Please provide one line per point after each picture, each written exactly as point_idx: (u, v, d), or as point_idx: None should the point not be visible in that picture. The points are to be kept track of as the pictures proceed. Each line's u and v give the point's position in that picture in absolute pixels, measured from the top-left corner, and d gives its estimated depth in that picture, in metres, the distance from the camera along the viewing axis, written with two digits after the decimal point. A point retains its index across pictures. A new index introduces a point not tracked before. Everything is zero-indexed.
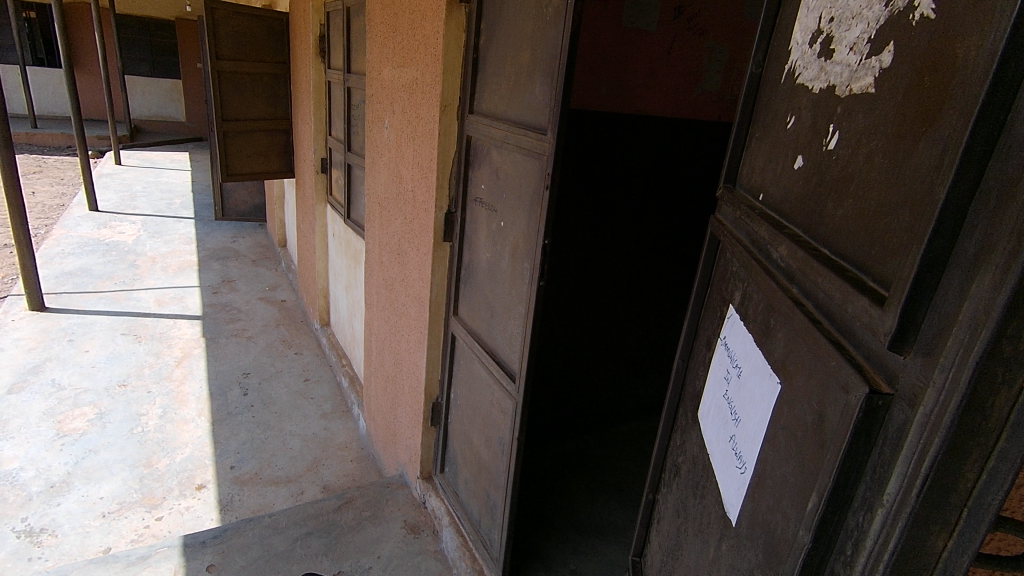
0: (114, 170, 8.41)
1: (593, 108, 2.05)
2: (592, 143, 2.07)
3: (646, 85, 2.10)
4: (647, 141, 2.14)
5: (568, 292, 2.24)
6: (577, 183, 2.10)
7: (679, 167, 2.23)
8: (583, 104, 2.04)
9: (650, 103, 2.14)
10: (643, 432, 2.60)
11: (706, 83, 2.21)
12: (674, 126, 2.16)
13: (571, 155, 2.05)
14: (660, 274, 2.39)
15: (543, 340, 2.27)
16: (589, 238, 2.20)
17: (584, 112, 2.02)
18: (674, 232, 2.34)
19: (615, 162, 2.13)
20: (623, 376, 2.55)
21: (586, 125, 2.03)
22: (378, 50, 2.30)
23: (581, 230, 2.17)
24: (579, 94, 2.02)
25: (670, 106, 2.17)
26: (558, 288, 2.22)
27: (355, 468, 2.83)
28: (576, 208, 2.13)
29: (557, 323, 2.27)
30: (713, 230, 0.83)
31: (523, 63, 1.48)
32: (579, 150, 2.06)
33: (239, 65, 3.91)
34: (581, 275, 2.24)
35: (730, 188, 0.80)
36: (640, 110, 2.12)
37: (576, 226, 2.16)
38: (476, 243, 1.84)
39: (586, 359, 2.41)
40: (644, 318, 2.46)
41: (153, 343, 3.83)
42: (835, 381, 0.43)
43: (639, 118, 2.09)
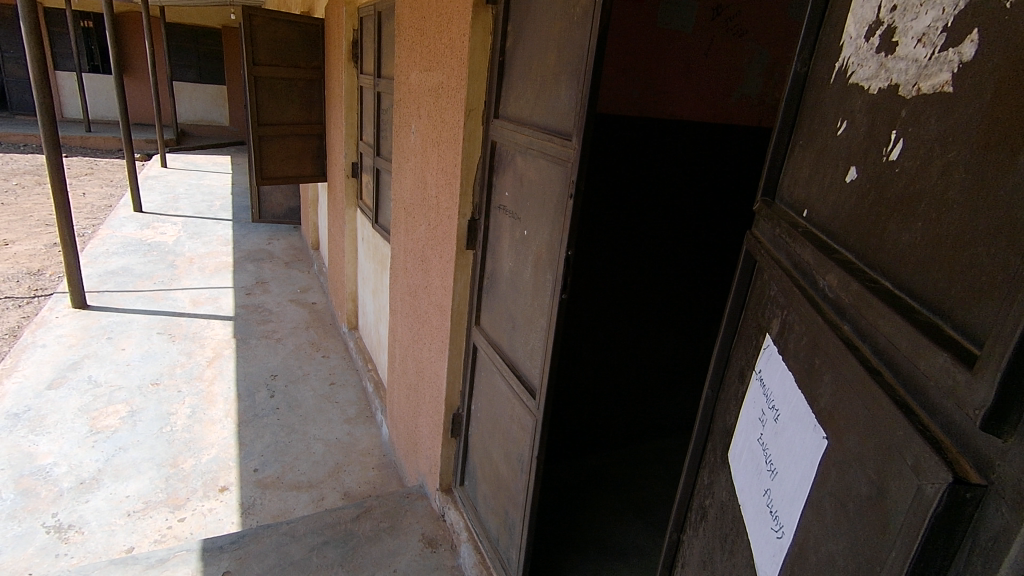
0: (160, 173, 8.71)
1: (622, 113, 1.97)
2: (623, 149, 1.99)
3: (681, 89, 2.01)
4: (681, 148, 2.04)
5: (594, 302, 2.16)
6: (605, 191, 2.02)
7: (713, 174, 2.12)
8: (613, 108, 1.96)
9: (685, 108, 2.04)
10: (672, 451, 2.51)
11: (746, 87, 2.11)
12: (709, 131, 2.06)
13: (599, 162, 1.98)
14: (692, 286, 2.29)
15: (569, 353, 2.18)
16: (616, 246, 2.11)
17: (615, 117, 1.94)
18: (708, 242, 2.24)
19: (646, 168, 2.04)
20: (652, 392, 2.45)
21: (617, 131, 1.95)
22: (406, 54, 2.27)
23: (609, 239, 2.09)
24: (609, 99, 1.95)
25: (705, 112, 2.08)
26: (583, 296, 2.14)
27: (377, 476, 2.80)
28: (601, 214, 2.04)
29: (582, 334, 2.19)
30: (747, 247, 0.75)
31: (550, 66, 1.41)
32: (609, 156, 1.98)
33: (275, 71, 3.96)
34: (608, 285, 2.16)
35: (768, 203, 0.72)
36: (673, 115, 2.03)
37: (602, 234, 2.08)
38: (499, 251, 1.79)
39: (614, 372, 2.33)
40: (675, 331, 2.35)
41: (186, 342, 3.90)
42: (902, 456, 0.35)
43: (672, 125, 2.00)
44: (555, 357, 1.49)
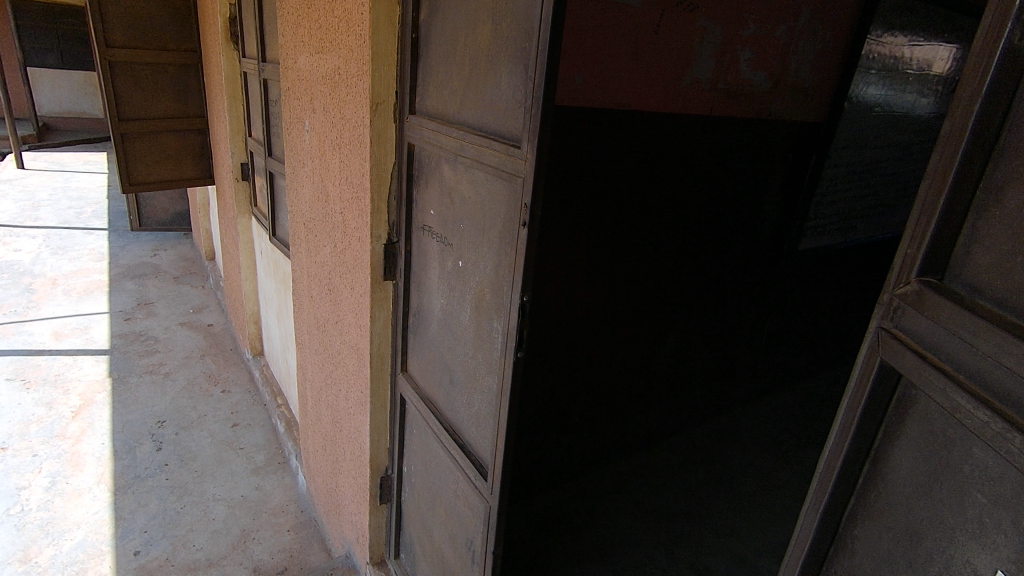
0: (15, 176, 7.45)
1: (569, 107, 1.65)
2: (567, 148, 1.71)
3: (634, 73, 1.71)
4: (629, 146, 1.82)
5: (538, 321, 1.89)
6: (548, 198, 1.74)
7: (659, 171, 1.94)
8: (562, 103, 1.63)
9: (637, 97, 1.76)
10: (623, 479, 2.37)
11: (697, 69, 1.87)
12: (657, 124, 1.85)
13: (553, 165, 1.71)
14: (640, 296, 2.13)
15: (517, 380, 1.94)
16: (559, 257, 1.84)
17: (562, 113, 1.65)
18: (653, 244, 2.07)
19: (590, 168, 1.78)
20: (602, 411, 2.25)
21: (561, 129, 1.67)
22: (292, 30, 1.80)
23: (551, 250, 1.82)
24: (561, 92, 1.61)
25: (658, 102, 1.81)
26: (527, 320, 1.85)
27: (294, 540, 2.37)
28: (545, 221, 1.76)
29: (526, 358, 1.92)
30: (894, 360, 0.48)
31: (483, 43, 1.04)
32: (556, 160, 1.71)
33: (135, 53, 3.27)
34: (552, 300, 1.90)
35: (936, 288, 0.46)
36: (626, 108, 1.75)
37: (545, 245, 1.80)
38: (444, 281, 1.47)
39: (566, 402, 2.11)
40: (625, 343, 2.19)
41: (45, 389, 3.21)
42: None
43: (621, 121, 1.76)
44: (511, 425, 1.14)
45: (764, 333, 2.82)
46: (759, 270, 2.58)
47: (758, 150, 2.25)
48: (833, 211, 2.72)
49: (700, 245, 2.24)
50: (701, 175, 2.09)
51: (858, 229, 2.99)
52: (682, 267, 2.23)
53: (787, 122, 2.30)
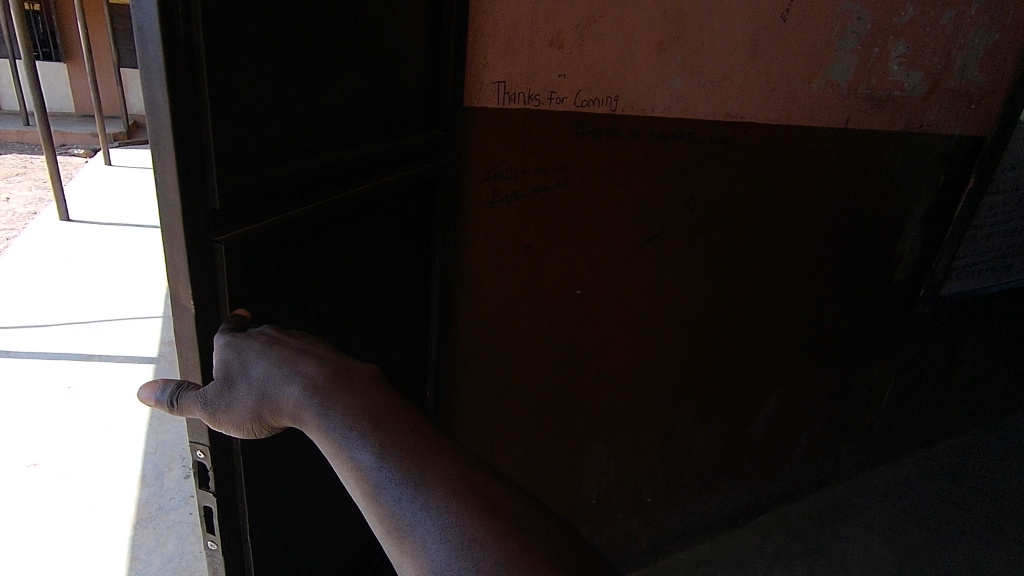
0: (102, 171, 7.79)
1: (619, 137, 1.25)
2: (616, 198, 1.31)
3: (745, 74, 1.33)
4: (711, 194, 1.45)
5: (584, 402, 1.51)
6: (586, 269, 1.34)
7: (747, 224, 1.55)
8: (556, 139, 1.18)
9: (746, 104, 1.37)
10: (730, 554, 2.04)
11: (834, 68, 1.45)
12: (750, 166, 1.46)
13: (513, 220, 1.21)
14: (736, 350, 1.74)
15: (529, 450, 1.49)
16: (522, 315, 1.31)
17: (623, 123, 1.24)
18: (756, 290, 1.68)
19: (664, 215, 1.40)
20: (682, 483, 1.86)
21: (624, 174, 1.29)
22: None
23: (592, 326, 1.42)
24: (612, 103, 1.20)
25: (778, 113, 1.43)
26: (527, 402, 1.42)
27: None
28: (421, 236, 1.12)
29: (565, 435, 1.53)
30: None
31: (302, 64, 0.75)
32: (531, 193, 1.20)
33: None
34: (546, 355, 1.39)
35: None
36: (724, 120, 1.36)
37: (544, 329, 1.36)
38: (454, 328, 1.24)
39: (637, 477, 1.74)
40: (716, 405, 1.80)
41: (88, 399, 3.12)
42: None
43: (716, 137, 1.37)
44: (255, 475, 0.88)
45: (884, 393, 2.31)
46: (885, 321, 2.09)
47: (899, 173, 1.78)
48: (986, 248, 2.17)
49: (817, 285, 1.81)
50: (800, 230, 1.67)
51: (1014, 268, 2.38)
52: (793, 313, 1.81)
53: (941, 137, 1.79)
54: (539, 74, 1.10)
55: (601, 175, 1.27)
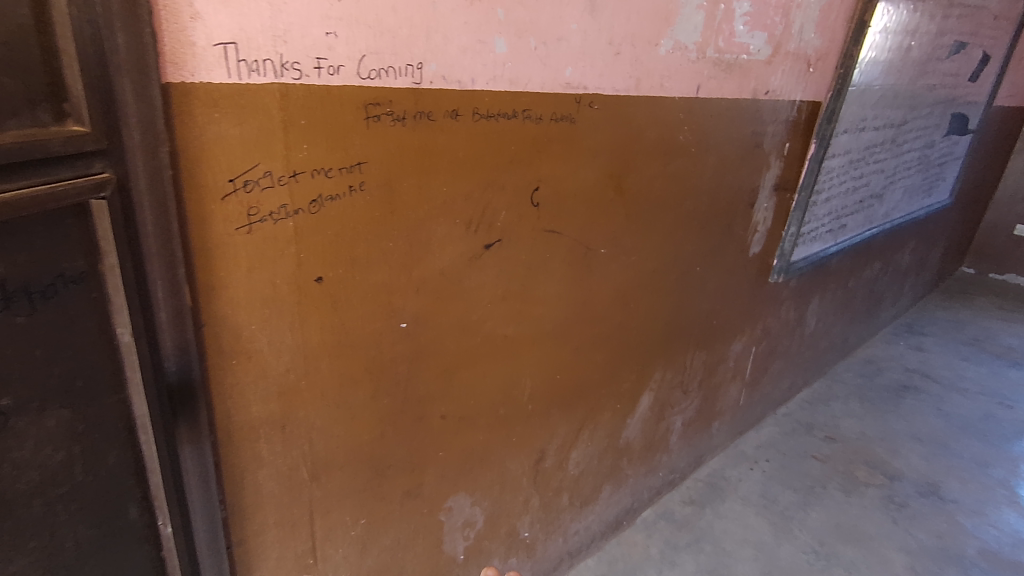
0: None
1: (431, 119, 0.93)
2: (438, 199, 1.00)
3: (584, 33, 1.08)
4: (560, 182, 1.19)
5: (432, 453, 1.21)
6: (411, 294, 1.03)
7: (602, 215, 1.33)
8: (337, 125, 0.83)
9: (590, 72, 1.12)
10: (620, 564, 1.89)
11: (681, 27, 1.26)
12: (600, 146, 1.23)
13: (292, 245, 0.84)
14: (606, 353, 1.55)
15: (367, 529, 1.15)
16: (330, 368, 0.96)
17: (438, 100, 0.93)
18: (622, 285, 1.49)
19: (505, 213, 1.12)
20: (561, 505, 1.66)
21: (445, 167, 0.98)
22: None
23: (430, 362, 1.12)
24: (417, 74, 0.89)
25: (626, 82, 1.21)
26: (357, 471, 1.08)
27: None
28: (17, 304, 0.60)
29: (414, 496, 1.22)
30: None
31: None
32: (311, 204, 0.84)
33: None
34: (374, 410, 1.06)
35: None
36: (566, 91, 1.10)
37: (366, 378, 1.02)
38: (219, 410, 0.84)
39: (510, 514, 1.50)
40: (589, 415, 1.61)
41: None
42: None
43: (558, 114, 1.12)
44: None
45: (747, 363, 2.31)
46: (744, 295, 2.04)
47: (750, 144, 1.67)
48: (825, 211, 2.21)
49: (681, 270, 1.67)
50: (658, 214, 1.48)
51: (848, 227, 2.48)
52: (660, 304, 1.66)
53: (785, 103, 1.72)
54: (296, 30, 0.75)
55: (414, 170, 0.94)
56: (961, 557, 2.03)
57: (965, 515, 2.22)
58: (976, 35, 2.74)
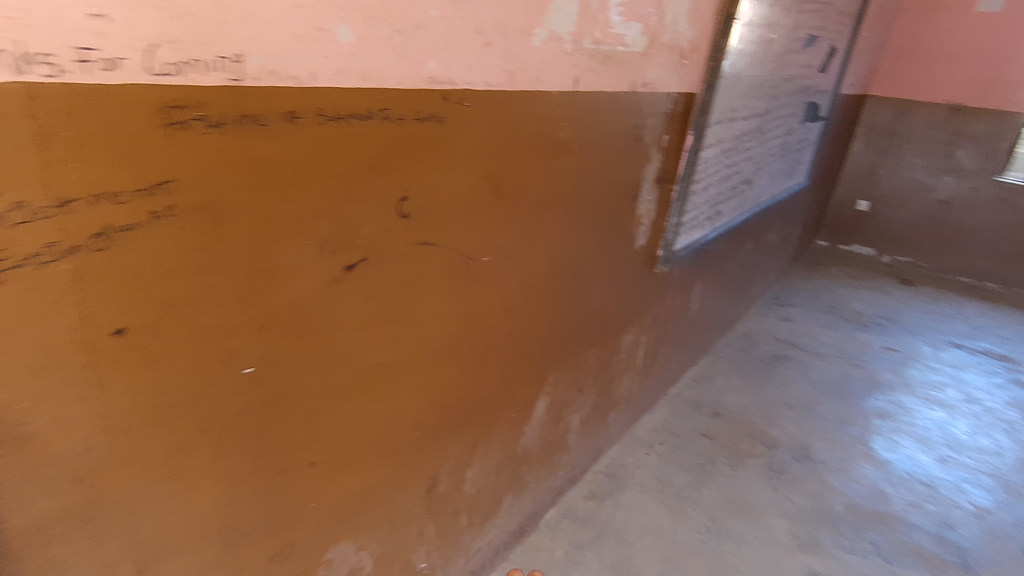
0: None
1: (261, 124, 0.76)
2: (280, 220, 0.83)
3: (447, 20, 0.95)
4: (430, 189, 1.06)
5: (301, 506, 1.05)
6: (255, 333, 0.85)
7: (482, 220, 1.22)
8: (124, 137, 0.64)
9: (457, 65, 1.00)
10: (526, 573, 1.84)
11: (555, 16, 1.17)
12: (474, 146, 1.12)
13: (70, 294, 0.64)
14: (496, 364, 1.46)
15: None
16: (150, 436, 0.77)
17: (266, 101, 0.76)
18: (509, 293, 1.40)
19: (368, 230, 0.97)
20: (459, 527, 1.57)
21: (284, 181, 0.82)
22: None
23: (288, 407, 0.95)
24: (235, 68, 0.71)
25: (499, 76, 1.10)
26: (203, 548, 0.90)
27: None
28: None
29: (283, 558, 1.05)
30: None
31: None
32: (96, 239, 0.65)
33: None
34: (220, 474, 0.88)
35: None
36: (430, 87, 0.97)
37: (201, 439, 0.84)
38: None
39: (402, 550, 1.38)
40: (483, 430, 1.52)
41: None
42: None
43: (422, 114, 0.98)
44: None
45: (638, 353, 2.34)
46: (632, 288, 2.05)
47: (630, 138, 1.64)
48: (703, 200, 2.27)
49: (570, 271, 1.62)
50: (542, 215, 1.40)
51: (723, 213, 2.58)
52: (550, 307, 1.60)
53: (662, 96, 1.71)
54: (42, 11, 0.55)
55: (242, 187, 0.77)
56: (831, 514, 2.20)
57: (832, 474, 2.42)
58: (824, 29, 2.95)
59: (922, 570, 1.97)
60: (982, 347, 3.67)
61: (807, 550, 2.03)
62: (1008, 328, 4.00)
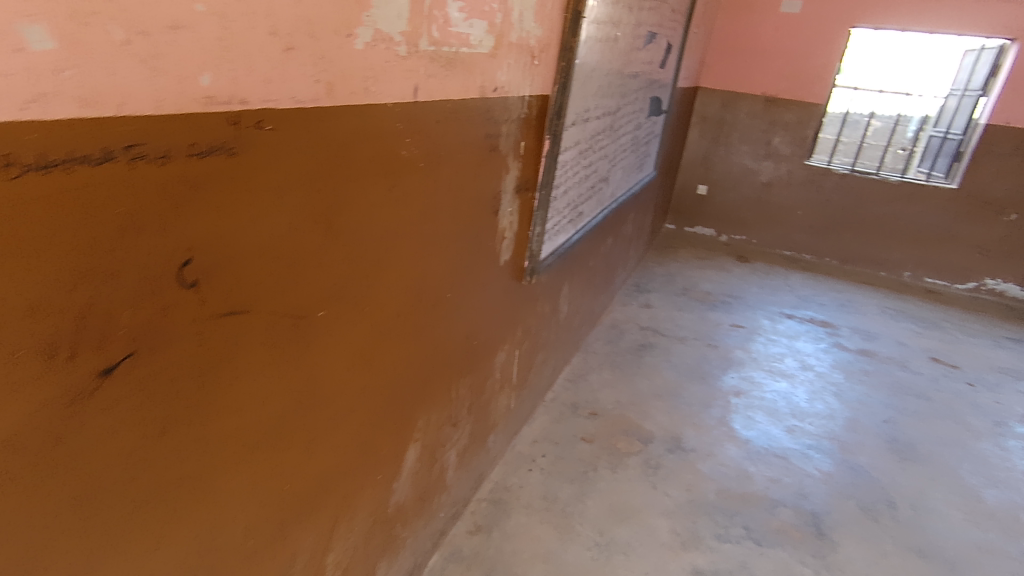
0: None
1: None
2: None
3: (228, 17, 0.69)
4: (228, 243, 0.79)
5: None
6: None
7: (310, 269, 0.97)
8: None
9: (249, 78, 0.74)
10: None
11: (382, 12, 0.95)
12: (288, 179, 0.86)
13: None
14: (350, 426, 1.23)
15: None
16: None
17: None
18: (356, 344, 1.17)
19: (136, 313, 0.69)
20: None
21: None
22: None
23: None
24: None
25: (314, 89, 0.85)
26: None
27: None
28: None
29: None
30: None
31: None
32: None
33: None
34: None
35: None
36: (211, 109, 0.70)
37: None
38: None
39: None
40: (343, 503, 1.28)
41: None
42: None
43: (200, 146, 0.70)
44: None
45: (512, 368, 2.22)
46: (500, 305, 1.91)
47: (484, 149, 1.48)
48: (564, 204, 2.19)
49: (429, 302, 1.43)
50: (388, 250, 1.18)
51: (584, 214, 2.54)
52: (410, 346, 1.39)
53: (515, 100, 1.56)
54: None
55: None
56: (705, 503, 2.27)
57: (702, 461, 2.52)
58: (661, 26, 3.02)
59: (787, 545, 2.11)
60: (807, 315, 4.12)
61: (689, 547, 2.07)
62: (824, 295, 4.55)
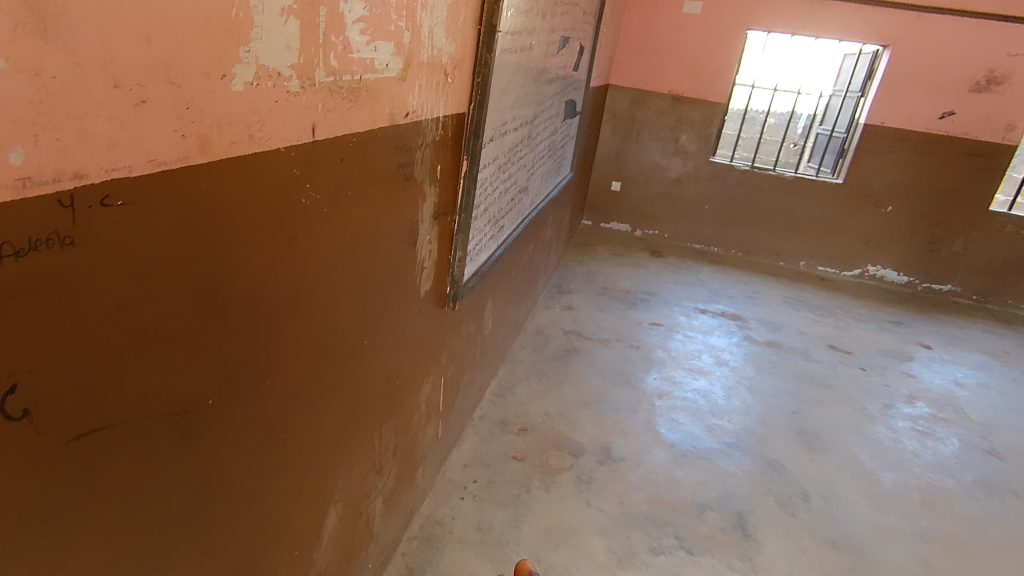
0: None
1: None
2: None
3: (45, 74, 0.51)
4: (74, 353, 0.62)
5: None
6: None
7: (194, 355, 0.80)
8: None
9: (85, 147, 0.57)
10: None
11: (265, 46, 0.79)
12: (155, 259, 0.69)
13: None
14: (257, 508, 1.08)
15: None
16: None
17: None
18: (259, 420, 1.01)
19: None
20: None
21: None
22: None
23: None
24: None
25: (181, 147, 0.68)
26: None
27: None
28: None
29: None
30: None
31: None
32: None
33: None
34: None
35: None
36: (29, 194, 0.53)
37: None
38: None
39: None
40: None
41: None
42: None
43: (15, 245, 0.53)
44: None
45: (438, 397, 2.10)
46: (422, 337, 1.78)
47: (398, 179, 1.34)
48: (485, 221, 2.09)
49: (344, 352, 1.28)
50: (292, 311, 1.03)
51: (505, 228, 2.45)
52: (324, 404, 1.24)
53: (429, 123, 1.43)
54: None
55: None
56: (637, 515, 2.29)
57: (632, 470, 2.53)
58: (574, 30, 2.97)
59: (715, 551, 2.16)
60: (719, 309, 4.31)
61: (625, 564, 2.07)
62: (733, 288, 4.78)
